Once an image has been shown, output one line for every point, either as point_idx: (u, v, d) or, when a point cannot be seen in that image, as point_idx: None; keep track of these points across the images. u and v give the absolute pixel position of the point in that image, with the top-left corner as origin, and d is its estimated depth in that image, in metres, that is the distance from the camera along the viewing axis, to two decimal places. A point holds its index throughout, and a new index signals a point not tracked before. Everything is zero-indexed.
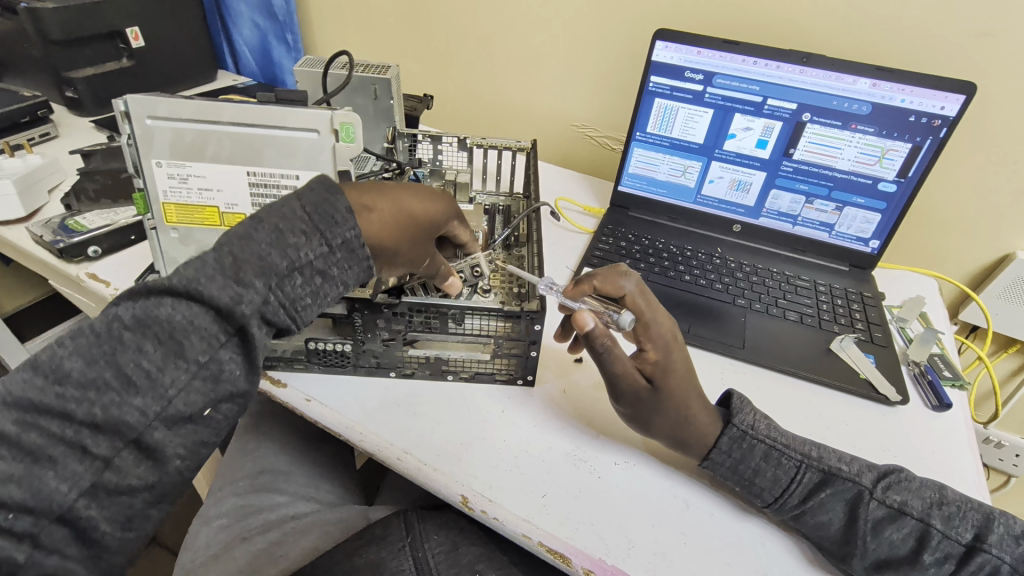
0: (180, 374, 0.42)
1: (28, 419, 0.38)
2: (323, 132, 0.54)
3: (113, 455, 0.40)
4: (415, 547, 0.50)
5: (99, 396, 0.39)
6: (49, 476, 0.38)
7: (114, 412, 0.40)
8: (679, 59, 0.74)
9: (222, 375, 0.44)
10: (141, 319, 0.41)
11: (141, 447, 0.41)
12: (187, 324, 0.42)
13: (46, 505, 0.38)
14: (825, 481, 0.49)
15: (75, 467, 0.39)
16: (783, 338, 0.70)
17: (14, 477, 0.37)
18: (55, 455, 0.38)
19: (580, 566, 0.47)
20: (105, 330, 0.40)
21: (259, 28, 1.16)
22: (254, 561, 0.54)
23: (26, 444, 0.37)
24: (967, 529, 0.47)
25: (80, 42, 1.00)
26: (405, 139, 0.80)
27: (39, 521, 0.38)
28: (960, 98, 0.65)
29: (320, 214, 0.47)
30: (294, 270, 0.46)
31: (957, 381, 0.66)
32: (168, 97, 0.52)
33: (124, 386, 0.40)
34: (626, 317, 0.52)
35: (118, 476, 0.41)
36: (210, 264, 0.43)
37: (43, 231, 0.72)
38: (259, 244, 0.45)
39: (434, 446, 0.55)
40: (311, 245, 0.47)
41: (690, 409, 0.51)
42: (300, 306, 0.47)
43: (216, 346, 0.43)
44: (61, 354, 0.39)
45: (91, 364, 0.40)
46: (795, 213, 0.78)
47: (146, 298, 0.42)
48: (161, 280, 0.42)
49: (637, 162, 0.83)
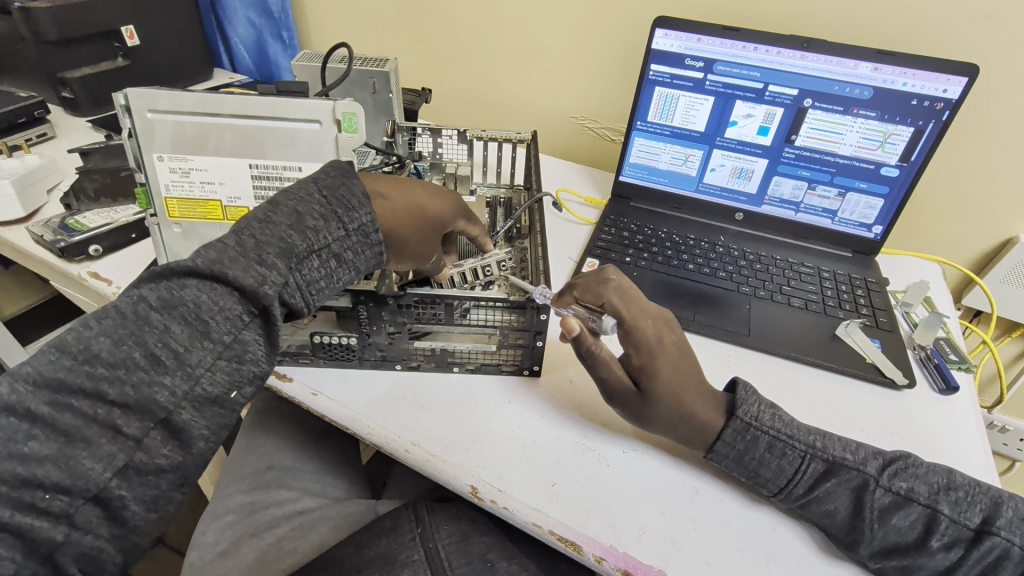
0: (206, 354, 0.42)
1: (61, 400, 0.38)
2: (325, 123, 0.54)
3: (143, 435, 0.40)
4: (426, 538, 0.50)
5: (128, 375, 0.39)
6: (83, 455, 0.38)
7: (144, 391, 0.40)
8: (679, 47, 0.74)
9: (245, 355, 0.44)
10: (166, 300, 0.41)
11: (169, 427, 0.41)
12: (212, 304, 0.42)
13: (81, 485, 0.38)
14: (831, 470, 0.48)
15: (108, 447, 0.39)
16: (788, 325, 0.70)
17: (50, 457, 0.37)
18: (90, 435, 0.38)
19: (591, 554, 0.47)
20: (131, 311, 0.41)
21: (254, 24, 1.16)
22: (263, 556, 0.54)
23: (61, 424, 0.37)
24: (975, 513, 0.46)
25: (74, 42, 0.99)
26: (404, 132, 0.78)
27: (74, 501, 0.38)
28: (963, 80, 0.65)
29: (337, 199, 0.48)
30: (312, 253, 0.47)
31: (963, 364, 0.66)
32: (168, 90, 0.52)
33: (153, 365, 0.40)
34: (608, 321, 0.51)
35: (148, 456, 0.40)
36: (232, 248, 0.44)
37: (43, 230, 0.72)
38: (280, 227, 0.46)
39: (441, 438, 0.54)
40: (329, 228, 0.47)
41: (687, 405, 0.51)
42: (316, 289, 0.47)
43: (240, 326, 0.44)
44: (88, 335, 0.39)
45: (119, 343, 0.40)
46: (798, 200, 0.78)
47: (169, 279, 0.42)
48: (183, 261, 0.42)
49: (638, 152, 0.82)
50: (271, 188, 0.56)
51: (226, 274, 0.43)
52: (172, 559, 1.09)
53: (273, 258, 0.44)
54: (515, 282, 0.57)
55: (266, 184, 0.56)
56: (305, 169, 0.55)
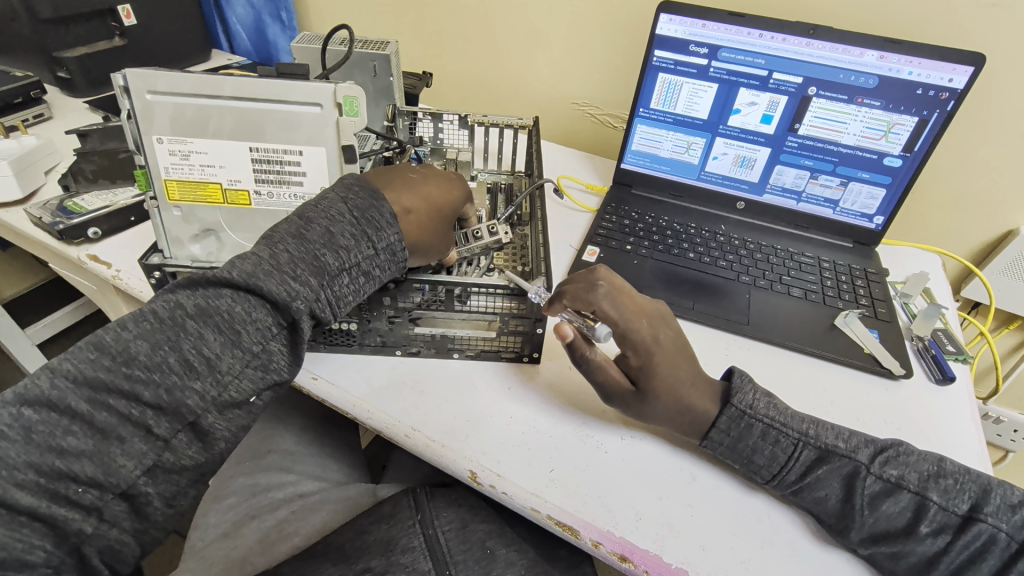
0: (236, 362, 0.43)
1: (99, 398, 0.39)
2: (326, 107, 0.53)
3: (172, 436, 0.41)
4: (426, 525, 0.50)
5: (162, 378, 0.41)
6: (117, 453, 0.39)
7: (175, 394, 0.41)
8: (684, 32, 0.73)
9: (270, 364, 0.45)
10: (202, 309, 0.43)
11: (196, 429, 0.42)
12: (245, 315, 0.44)
13: (112, 481, 0.39)
14: (823, 458, 0.49)
15: (140, 446, 0.40)
16: (787, 315, 0.70)
17: (86, 452, 0.38)
18: (123, 434, 0.40)
19: (588, 538, 0.47)
20: (168, 317, 0.42)
21: (253, 6, 1.14)
22: (264, 538, 0.55)
23: (97, 421, 0.39)
24: (964, 500, 0.47)
25: (70, 20, 0.98)
26: (405, 116, 0.78)
27: (104, 495, 0.39)
28: (969, 70, 0.65)
29: (367, 220, 0.49)
30: (343, 270, 0.47)
31: (960, 355, 0.67)
32: (167, 71, 0.51)
33: (185, 370, 0.41)
34: (600, 327, 0.51)
35: (175, 455, 0.41)
36: (267, 261, 0.45)
37: (42, 213, 0.71)
38: (313, 244, 0.46)
39: (442, 423, 0.55)
40: (359, 248, 0.48)
41: (681, 393, 0.51)
42: (344, 304, 0.48)
43: (268, 336, 0.45)
44: (126, 337, 0.41)
45: (156, 348, 0.41)
46: (800, 188, 0.78)
47: (206, 288, 0.44)
48: (220, 273, 0.44)
49: (640, 139, 0.82)
50: (272, 171, 0.56)
51: (261, 287, 0.44)
52: (174, 541, 1.10)
53: (305, 274, 0.45)
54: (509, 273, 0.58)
55: (267, 167, 0.56)
56: (306, 153, 0.55)
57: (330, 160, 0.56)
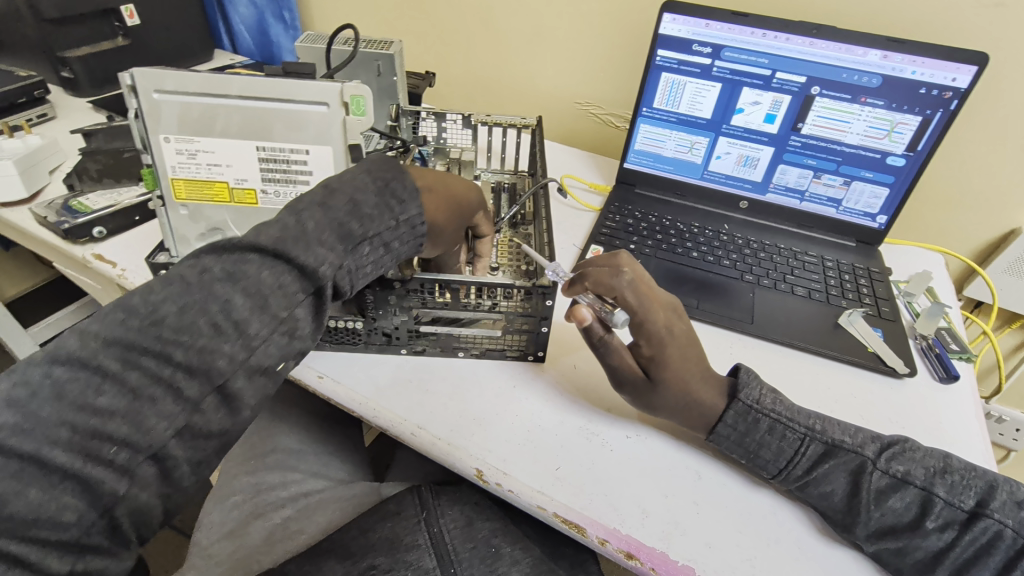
0: (264, 326, 0.42)
1: (130, 356, 0.37)
2: (333, 106, 0.53)
3: (201, 399, 0.39)
4: (430, 523, 0.51)
5: (194, 339, 0.39)
6: (148, 413, 0.37)
7: (208, 356, 0.39)
8: (687, 32, 0.73)
9: (296, 331, 0.44)
10: (231, 272, 0.41)
11: (224, 394, 0.40)
12: (273, 280, 0.42)
13: (144, 442, 0.37)
14: (828, 453, 0.49)
15: (171, 407, 0.38)
16: (791, 314, 0.70)
17: (118, 412, 0.36)
18: (154, 394, 0.37)
19: (595, 535, 0.47)
20: (196, 281, 0.40)
21: (256, 6, 1.14)
22: (269, 536, 0.56)
23: (129, 381, 0.37)
24: (970, 496, 0.46)
25: (74, 20, 0.98)
26: (408, 116, 0.78)
27: (134, 457, 0.36)
28: (972, 69, 0.65)
29: (391, 190, 0.50)
30: (366, 240, 0.48)
31: (963, 354, 0.67)
32: (175, 71, 0.52)
33: (216, 332, 0.40)
34: (619, 315, 0.50)
35: (204, 419, 0.40)
36: (294, 227, 0.44)
37: (47, 212, 0.71)
38: (339, 213, 0.47)
39: (446, 422, 0.55)
40: (383, 219, 0.49)
41: (691, 387, 0.51)
42: (366, 274, 0.48)
43: (296, 302, 0.44)
44: (154, 299, 0.39)
45: (186, 310, 0.39)
46: (803, 188, 0.78)
47: (232, 253, 0.42)
48: (247, 238, 0.43)
49: (643, 138, 0.82)
50: (278, 171, 0.56)
51: (290, 252, 0.43)
52: (178, 541, 1.10)
53: (333, 240, 0.46)
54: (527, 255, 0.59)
55: (273, 167, 0.56)
56: (312, 152, 0.55)
57: (336, 159, 0.56)
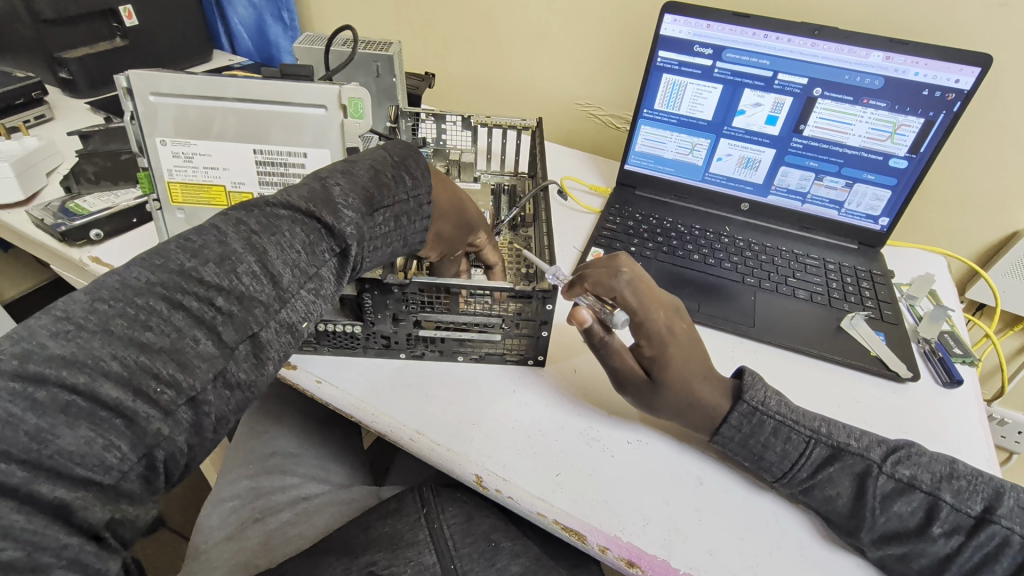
0: (296, 279, 0.41)
1: (174, 298, 0.36)
2: (331, 108, 0.53)
3: (236, 346, 0.38)
4: (431, 518, 0.50)
5: (233, 285, 0.38)
6: (192, 353, 0.36)
7: (245, 303, 0.38)
8: (689, 33, 0.73)
9: (321, 290, 0.44)
10: (266, 225, 0.41)
11: (255, 344, 0.39)
12: (304, 238, 0.42)
13: (187, 382, 0.35)
14: (834, 456, 0.49)
15: (210, 349, 0.36)
16: (793, 318, 0.69)
17: (164, 349, 0.35)
18: (196, 335, 0.36)
19: (595, 543, 0.47)
20: (233, 231, 0.39)
21: (254, 7, 1.13)
22: (267, 540, 0.55)
23: (173, 321, 0.35)
24: (977, 501, 0.46)
25: (71, 21, 0.97)
26: (407, 117, 0.77)
27: (176, 398, 0.35)
28: (976, 71, 0.64)
29: (405, 167, 0.51)
30: (385, 208, 0.48)
31: (967, 358, 0.66)
32: (170, 73, 0.51)
33: (253, 281, 0.39)
34: (619, 315, 0.50)
35: (238, 368, 0.38)
36: (319, 190, 0.44)
37: (44, 214, 0.71)
38: (362, 179, 0.47)
39: (445, 426, 0.54)
40: (400, 188, 0.49)
41: (695, 390, 0.51)
42: (382, 242, 0.49)
43: (322, 261, 0.43)
44: (194, 246, 0.38)
45: (226, 257, 0.38)
46: (805, 190, 0.77)
47: (263, 209, 0.42)
48: (279, 196, 0.43)
49: (644, 140, 0.81)
50: (275, 174, 0.56)
51: (318, 212, 0.43)
52: (176, 543, 1.09)
53: (356, 203, 0.45)
54: (529, 257, 0.58)
55: (272, 170, 0.55)
56: (310, 156, 0.55)
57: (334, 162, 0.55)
